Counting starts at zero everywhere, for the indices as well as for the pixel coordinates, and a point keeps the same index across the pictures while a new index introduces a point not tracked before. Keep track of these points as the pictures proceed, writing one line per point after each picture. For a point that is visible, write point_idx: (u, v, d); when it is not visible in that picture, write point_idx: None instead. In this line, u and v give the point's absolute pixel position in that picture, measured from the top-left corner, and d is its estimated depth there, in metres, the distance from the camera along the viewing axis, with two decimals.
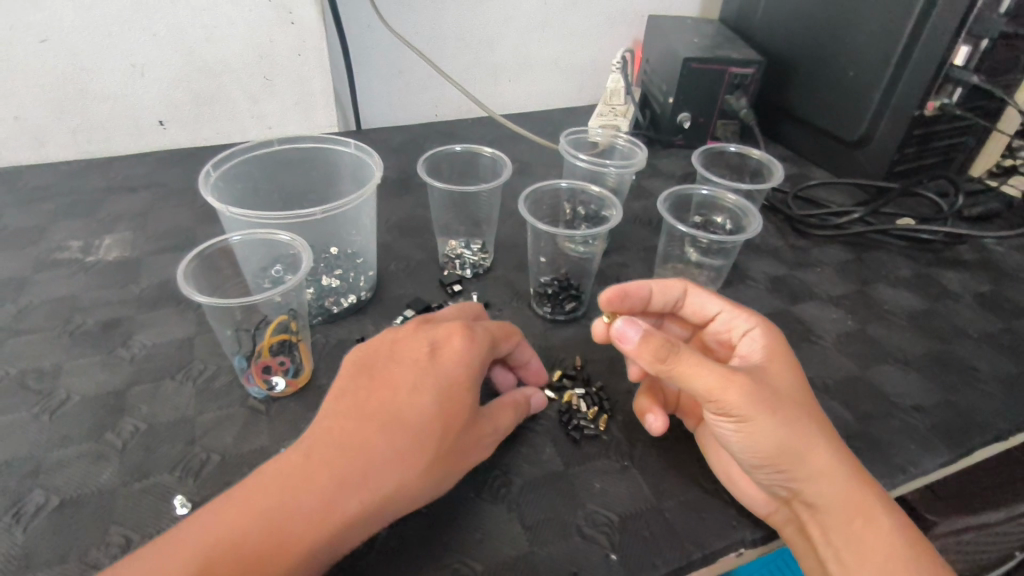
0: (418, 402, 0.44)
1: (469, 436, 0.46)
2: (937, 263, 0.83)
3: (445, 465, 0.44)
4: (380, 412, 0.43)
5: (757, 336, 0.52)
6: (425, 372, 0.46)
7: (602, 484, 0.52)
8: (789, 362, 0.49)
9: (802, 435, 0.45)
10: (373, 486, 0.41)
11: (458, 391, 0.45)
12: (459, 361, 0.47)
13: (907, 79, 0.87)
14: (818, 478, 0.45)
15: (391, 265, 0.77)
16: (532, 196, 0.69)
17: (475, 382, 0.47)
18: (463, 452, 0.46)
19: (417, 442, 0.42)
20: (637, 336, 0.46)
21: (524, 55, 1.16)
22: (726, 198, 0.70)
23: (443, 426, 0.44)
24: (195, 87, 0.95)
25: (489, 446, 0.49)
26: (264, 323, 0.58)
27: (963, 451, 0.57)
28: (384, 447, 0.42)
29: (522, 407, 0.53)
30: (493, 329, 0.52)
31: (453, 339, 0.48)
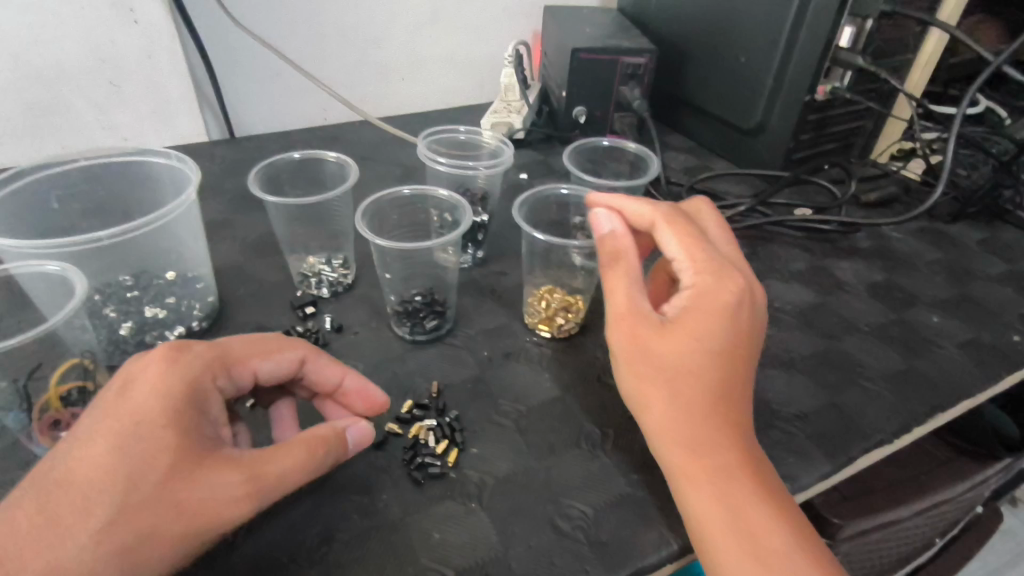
0: (92, 455, 0.36)
1: (188, 485, 0.37)
2: (833, 253, 0.80)
3: (146, 527, 0.36)
4: (52, 474, 0.36)
5: (689, 294, 0.46)
6: (107, 412, 0.38)
7: (441, 532, 0.45)
8: (703, 331, 0.44)
9: (685, 406, 0.43)
10: (23, 565, 0.34)
11: (149, 429, 0.37)
12: (151, 393, 0.39)
13: (795, 64, 0.84)
14: (691, 447, 0.42)
15: (240, 287, 0.69)
16: (375, 206, 0.61)
17: (182, 415, 0.39)
18: (176, 508, 0.36)
19: (89, 501, 0.35)
20: (603, 230, 0.51)
21: (413, 52, 1.09)
22: (589, 195, 0.65)
23: (128, 478, 0.36)
24: (27, 96, 0.84)
25: (238, 495, 0.38)
26: (47, 369, 0.49)
27: (843, 460, 0.53)
28: (37, 518, 0.35)
29: (329, 442, 0.44)
30: (232, 349, 0.45)
31: (148, 368, 0.40)
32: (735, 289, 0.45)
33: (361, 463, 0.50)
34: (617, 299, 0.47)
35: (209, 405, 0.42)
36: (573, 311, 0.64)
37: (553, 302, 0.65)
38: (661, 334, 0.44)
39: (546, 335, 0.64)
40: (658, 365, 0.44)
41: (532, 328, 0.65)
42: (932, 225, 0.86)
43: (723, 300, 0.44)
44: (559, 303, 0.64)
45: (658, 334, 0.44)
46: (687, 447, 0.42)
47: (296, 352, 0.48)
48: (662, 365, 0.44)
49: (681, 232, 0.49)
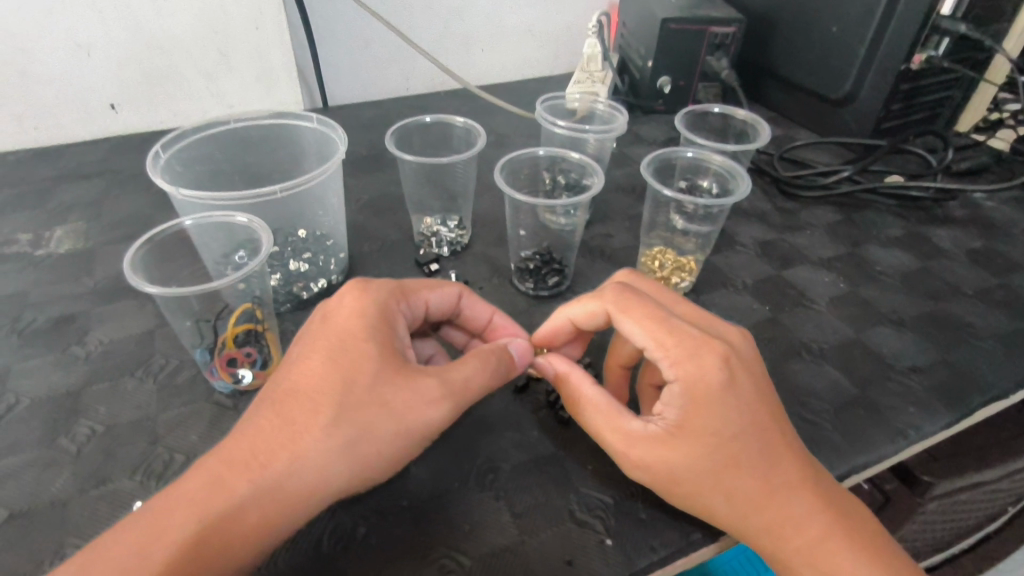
0: (311, 365, 0.41)
1: (394, 387, 0.41)
2: (928, 221, 0.81)
3: (363, 423, 0.39)
4: (278, 387, 0.41)
5: (675, 388, 0.43)
6: (319, 334, 0.43)
7: (595, 465, 0.49)
8: (733, 417, 0.41)
9: (731, 481, 0.41)
10: (268, 461, 0.38)
11: (356, 342, 0.42)
12: (352, 316, 0.44)
13: (892, 32, 0.84)
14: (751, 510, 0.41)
15: (364, 245, 0.73)
16: (508, 166, 0.65)
17: (376, 331, 0.44)
18: (386, 408, 0.40)
19: (314, 404, 0.39)
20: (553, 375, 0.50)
21: (495, 22, 1.11)
22: (712, 159, 0.67)
23: (343, 380, 0.40)
24: (146, 66, 0.89)
25: (434, 398, 0.42)
26: (226, 312, 0.54)
27: (964, 412, 0.55)
28: (270, 421, 0.39)
29: (500, 355, 0.47)
30: (407, 282, 0.50)
31: (345, 297, 0.46)
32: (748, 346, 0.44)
33: (509, 405, 0.54)
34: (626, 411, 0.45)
35: (397, 325, 0.46)
36: (685, 272, 0.67)
37: (666, 263, 0.68)
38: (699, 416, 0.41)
39: None
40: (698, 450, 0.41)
41: None
42: None
43: (712, 380, 0.41)
44: (673, 264, 0.68)
45: (661, 442, 0.43)
46: (743, 513, 0.41)
47: (454, 289, 0.53)
48: (679, 473, 0.42)
49: (641, 316, 0.45)
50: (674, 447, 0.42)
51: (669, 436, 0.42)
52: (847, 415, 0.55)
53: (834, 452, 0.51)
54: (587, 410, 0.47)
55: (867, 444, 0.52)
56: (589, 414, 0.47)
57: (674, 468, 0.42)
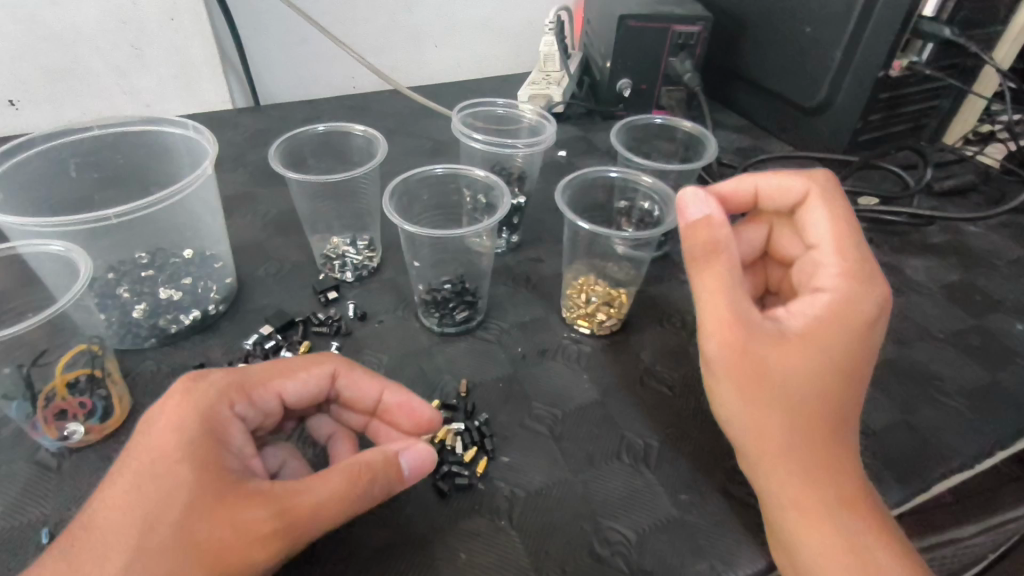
0: (110, 500, 0.34)
1: (211, 522, 0.33)
2: (902, 248, 0.72)
3: (161, 574, 0.32)
4: (79, 524, 0.34)
5: (827, 297, 0.39)
6: (129, 454, 0.35)
7: (469, 553, 0.41)
8: (843, 344, 0.38)
9: (817, 411, 0.38)
10: None
11: (170, 467, 0.34)
12: (170, 428, 0.36)
13: (869, 35, 0.75)
14: (793, 478, 0.38)
15: (260, 267, 0.65)
16: (401, 188, 0.57)
17: (202, 453, 0.35)
18: (195, 550, 0.32)
19: (107, 548, 0.32)
20: (698, 215, 0.40)
21: (447, 16, 1.03)
22: (640, 180, 0.59)
23: (146, 522, 0.32)
24: (46, 59, 0.81)
25: (261, 534, 0.34)
26: (54, 354, 0.46)
27: (919, 487, 0.47)
28: (58, 573, 0.32)
29: (371, 474, 0.38)
30: (251, 374, 0.42)
31: (166, 403, 0.38)
32: (880, 306, 0.39)
33: None
34: (717, 305, 0.38)
35: (231, 435, 0.38)
36: (614, 305, 0.58)
37: (594, 296, 0.59)
38: (786, 346, 0.38)
39: (585, 331, 0.59)
40: (772, 383, 0.38)
41: (570, 323, 0.60)
42: (1015, 218, 0.77)
43: (868, 310, 0.39)
44: (600, 299, 0.59)
45: (775, 341, 0.38)
46: (804, 452, 0.38)
47: (323, 368, 0.45)
48: (777, 375, 0.38)
49: (841, 214, 0.43)
50: (786, 351, 0.38)
51: (792, 336, 0.38)
52: None
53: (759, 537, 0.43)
54: (714, 263, 0.39)
55: None
56: (710, 270, 0.39)
57: (776, 365, 0.38)
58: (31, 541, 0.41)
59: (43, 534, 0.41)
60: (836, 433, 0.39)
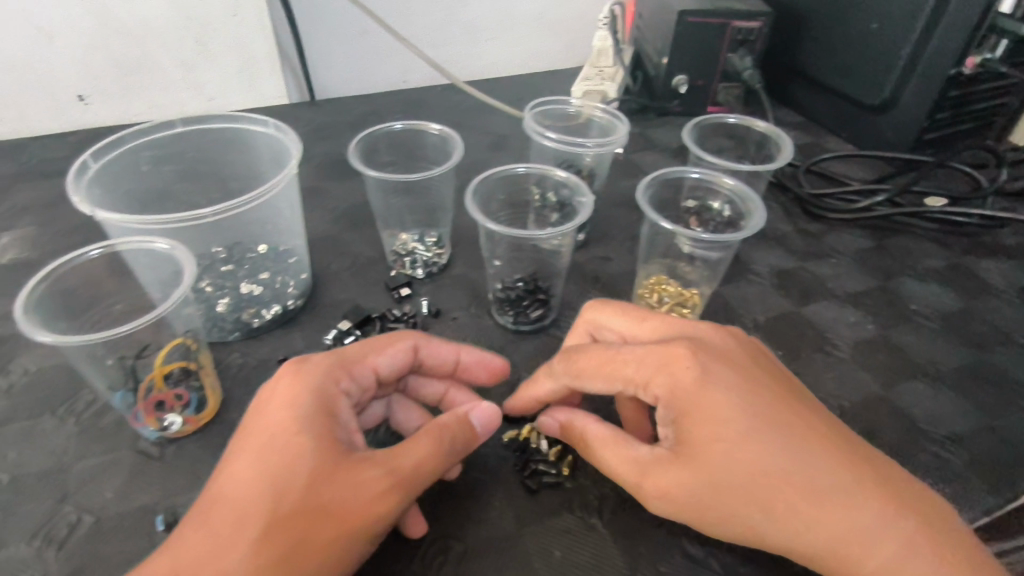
0: (239, 470, 0.35)
1: (335, 483, 0.35)
2: (974, 250, 0.71)
3: (298, 533, 0.33)
4: (207, 495, 0.35)
5: (661, 399, 0.40)
6: (249, 431, 0.37)
7: (562, 551, 0.42)
8: (715, 427, 0.37)
9: (759, 489, 0.36)
10: None
11: (293, 437, 0.36)
12: (283, 405, 0.37)
13: (942, 31, 0.73)
14: (807, 522, 0.36)
15: (333, 263, 0.66)
16: (482, 186, 0.57)
17: (310, 424, 0.37)
18: (326, 509, 0.34)
19: (241, 511, 0.33)
20: (555, 422, 0.46)
21: (499, 10, 1.02)
22: (723, 183, 0.58)
23: (276, 484, 0.34)
24: (115, 55, 0.83)
25: (376, 492, 0.35)
26: (153, 348, 0.47)
27: (1012, 496, 0.46)
28: (194, 538, 0.33)
29: (456, 432, 0.40)
30: (347, 351, 0.43)
31: (276, 384, 0.39)
32: (700, 368, 0.39)
33: (472, 466, 0.47)
34: (620, 470, 0.41)
35: (340, 410, 0.39)
36: (687, 306, 0.59)
37: (666, 297, 0.60)
38: (671, 470, 0.38)
39: None
40: (716, 460, 0.37)
41: None
42: None
43: (689, 381, 0.39)
44: (673, 299, 0.60)
45: (669, 467, 0.38)
46: (793, 525, 0.36)
47: (405, 343, 0.46)
48: (696, 497, 0.38)
49: (599, 356, 0.43)
50: (682, 472, 0.38)
51: (678, 457, 0.38)
52: None
53: None
54: (598, 438, 0.43)
55: None
56: (599, 450, 0.42)
57: (692, 495, 0.38)
58: (142, 528, 0.42)
59: (153, 521, 0.43)
60: (810, 481, 0.36)
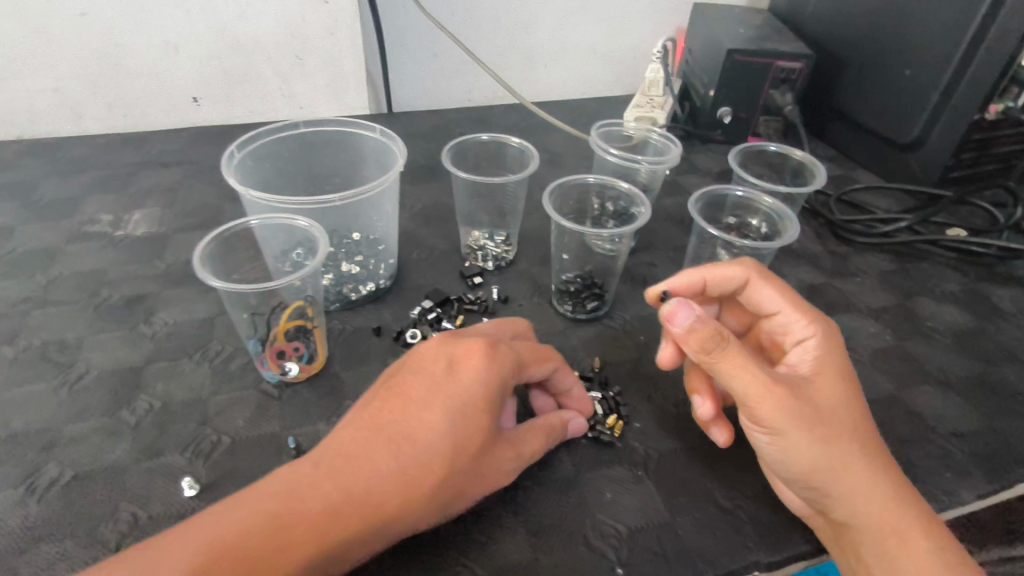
0: (432, 422, 0.41)
1: (490, 458, 0.44)
2: (989, 278, 0.78)
3: (458, 488, 0.42)
4: (395, 427, 0.41)
5: (813, 341, 0.49)
6: (441, 388, 0.43)
7: (613, 494, 0.50)
8: (842, 375, 0.47)
9: (862, 430, 0.44)
10: (382, 504, 0.39)
11: (478, 416, 0.42)
12: (477, 379, 0.43)
13: (968, 79, 0.81)
14: (862, 486, 0.43)
15: (414, 253, 0.76)
16: (557, 191, 0.67)
17: (492, 405, 0.43)
18: (477, 477, 0.43)
19: (427, 463, 0.40)
20: (688, 322, 0.45)
21: (560, 40, 1.13)
22: (762, 201, 0.67)
23: (459, 453, 0.41)
24: (229, 65, 0.95)
25: (508, 473, 0.45)
26: (280, 308, 0.57)
27: (1003, 484, 0.53)
28: (388, 466, 0.40)
29: (556, 432, 0.50)
30: (518, 352, 0.48)
31: (473, 357, 0.44)
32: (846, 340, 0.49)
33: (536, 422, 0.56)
34: (748, 377, 0.43)
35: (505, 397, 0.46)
36: None
37: None
38: (815, 386, 0.45)
39: None
40: (844, 394, 0.45)
41: None
42: None
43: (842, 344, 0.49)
44: None
45: (809, 384, 0.45)
46: (872, 471, 0.43)
47: (551, 365, 0.51)
48: (825, 412, 0.44)
49: (783, 285, 0.52)
50: (821, 388, 0.45)
51: (813, 378, 0.46)
52: None
53: None
54: (734, 348, 0.44)
55: None
56: (733, 350, 0.43)
57: (821, 403, 0.44)
58: (271, 449, 0.52)
59: (279, 444, 0.52)
60: (881, 451, 0.45)
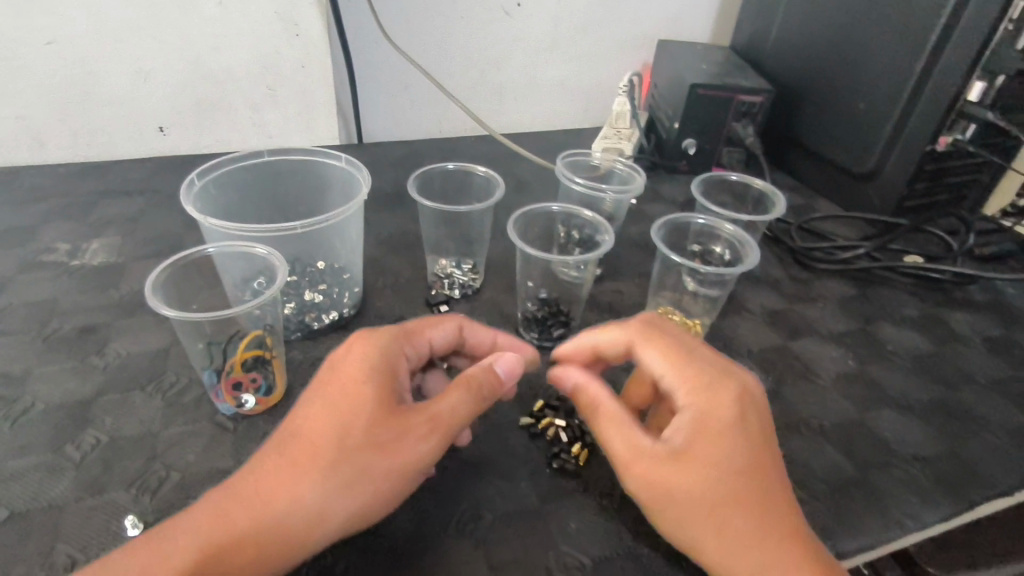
0: (314, 408, 0.43)
1: (387, 428, 0.42)
2: (946, 303, 0.79)
3: (355, 465, 0.41)
4: (288, 424, 0.43)
5: (685, 408, 0.46)
6: (326, 378, 0.45)
7: (578, 524, 0.49)
8: (706, 442, 0.44)
9: (722, 514, 0.42)
10: (269, 498, 0.40)
11: (356, 389, 0.44)
12: (353, 361, 0.46)
13: (919, 112, 0.84)
14: (723, 541, 0.42)
15: (379, 281, 0.75)
16: (522, 219, 0.67)
17: (376, 377, 0.45)
18: (378, 450, 0.42)
19: (311, 451, 0.41)
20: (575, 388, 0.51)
21: (530, 74, 1.15)
22: (723, 228, 0.68)
23: (342, 427, 0.42)
24: (198, 95, 0.95)
25: (420, 435, 0.43)
26: (238, 337, 0.56)
27: (965, 507, 0.53)
28: (276, 460, 0.42)
29: (479, 382, 0.47)
30: (408, 327, 0.52)
31: (352, 347, 0.47)
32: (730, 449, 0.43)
33: (500, 451, 0.55)
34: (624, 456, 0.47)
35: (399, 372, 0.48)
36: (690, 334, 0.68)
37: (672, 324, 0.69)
38: (678, 461, 0.44)
39: None
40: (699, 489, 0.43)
41: None
42: None
43: (718, 424, 0.44)
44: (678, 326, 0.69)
45: (672, 459, 0.44)
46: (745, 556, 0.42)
47: (451, 322, 0.54)
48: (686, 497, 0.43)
49: (666, 346, 0.49)
50: (681, 463, 0.43)
51: (681, 451, 0.44)
52: (844, 499, 0.53)
53: (821, 536, 0.50)
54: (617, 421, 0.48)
55: (858, 530, 0.51)
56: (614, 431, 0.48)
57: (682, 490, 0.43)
58: (223, 485, 0.50)
59: (232, 479, 0.50)
60: (751, 509, 0.42)
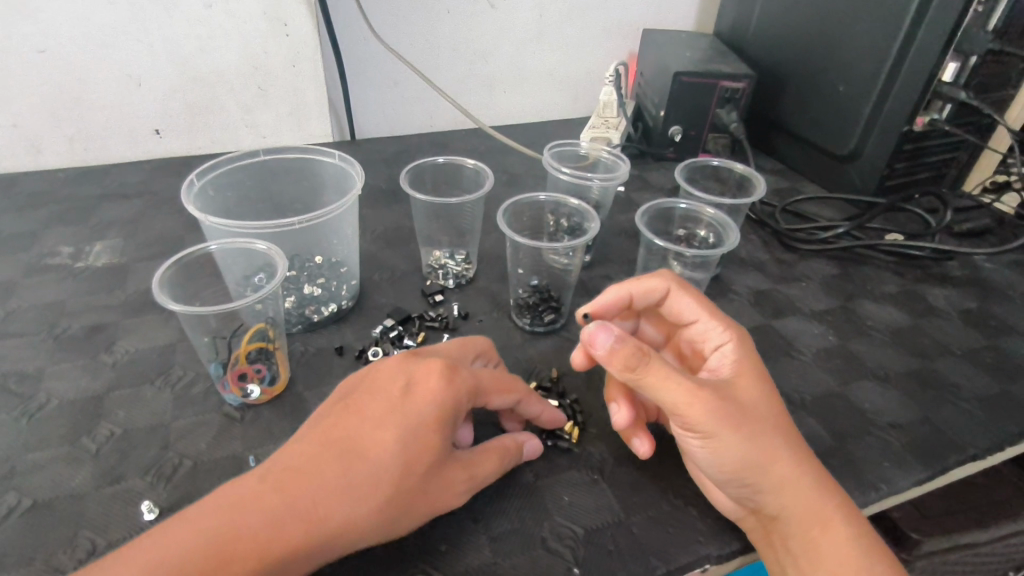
0: (384, 435, 0.43)
1: (439, 477, 0.45)
2: (925, 279, 0.82)
3: (406, 504, 0.43)
4: (348, 441, 0.43)
5: (727, 346, 0.52)
6: (397, 405, 0.44)
7: (571, 497, 0.52)
8: (749, 374, 0.49)
9: (768, 435, 0.46)
10: (325, 517, 0.40)
11: (428, 430, 0.44)
12: (430, 397, 0.45)
13: (895, 93, 0.87)
14: (773, 464, 0.45)
15: (375, 274, 0.77)
16: (510, 209, 0.70)
17: (446, 421, 0.45)
18: (427, 496, 0.44)
19: (376, 475, 0.41)
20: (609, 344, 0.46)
21: (517, 66, 1.17)
22: (704, 211, 0.71)
23: (409, 465, 0.42)
24: (192, 97, 0.96)
25: (461, 489, 0.46)
26: (241, 330, 0.59)
27: (937, 470, 0.56)
28: (336, 478, 0.41)
29: (512, 456, 0.51)
30: (481, 378, 0.50)
31: (430, 377, 0.46)
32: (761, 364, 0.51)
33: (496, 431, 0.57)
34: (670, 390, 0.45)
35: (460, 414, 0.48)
36: None
37: None
38: (738, 386, 0.48)
39: None
40: (749, 402, 0.47)
41: None
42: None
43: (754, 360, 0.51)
44: None
45: (729, 385, 0.48)
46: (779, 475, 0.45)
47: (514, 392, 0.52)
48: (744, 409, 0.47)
49: (699, 296, 0.56)
50: (739, 386, 0.48)
51: (732, 379, 0.49)
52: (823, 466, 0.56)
53: None
54: (657, 362, 0.45)
55: None
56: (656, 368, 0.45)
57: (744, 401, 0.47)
58: (234, 470, 0.52)
59: (241, 465, 0.53)
60: (785, 431, 0.47)
